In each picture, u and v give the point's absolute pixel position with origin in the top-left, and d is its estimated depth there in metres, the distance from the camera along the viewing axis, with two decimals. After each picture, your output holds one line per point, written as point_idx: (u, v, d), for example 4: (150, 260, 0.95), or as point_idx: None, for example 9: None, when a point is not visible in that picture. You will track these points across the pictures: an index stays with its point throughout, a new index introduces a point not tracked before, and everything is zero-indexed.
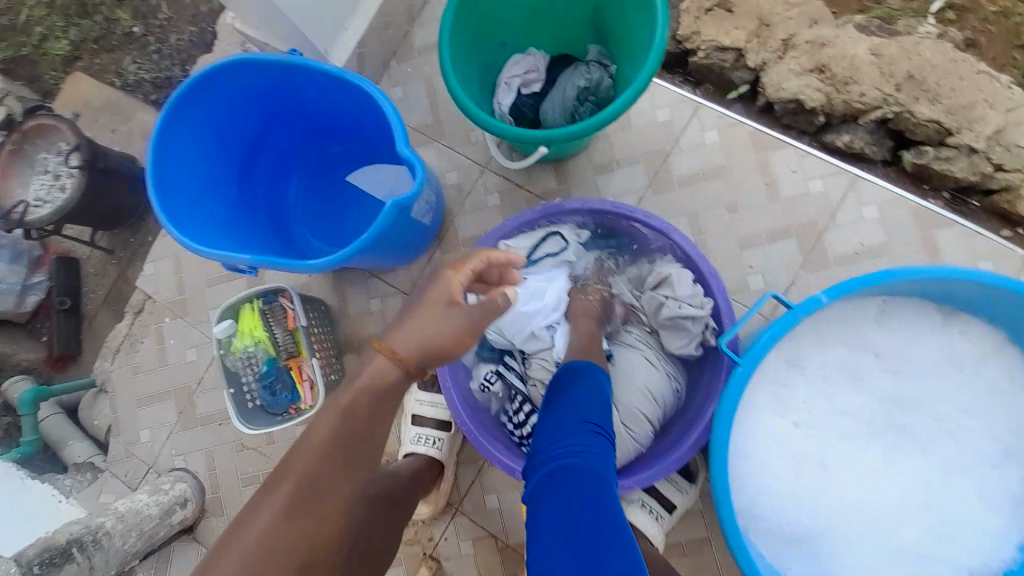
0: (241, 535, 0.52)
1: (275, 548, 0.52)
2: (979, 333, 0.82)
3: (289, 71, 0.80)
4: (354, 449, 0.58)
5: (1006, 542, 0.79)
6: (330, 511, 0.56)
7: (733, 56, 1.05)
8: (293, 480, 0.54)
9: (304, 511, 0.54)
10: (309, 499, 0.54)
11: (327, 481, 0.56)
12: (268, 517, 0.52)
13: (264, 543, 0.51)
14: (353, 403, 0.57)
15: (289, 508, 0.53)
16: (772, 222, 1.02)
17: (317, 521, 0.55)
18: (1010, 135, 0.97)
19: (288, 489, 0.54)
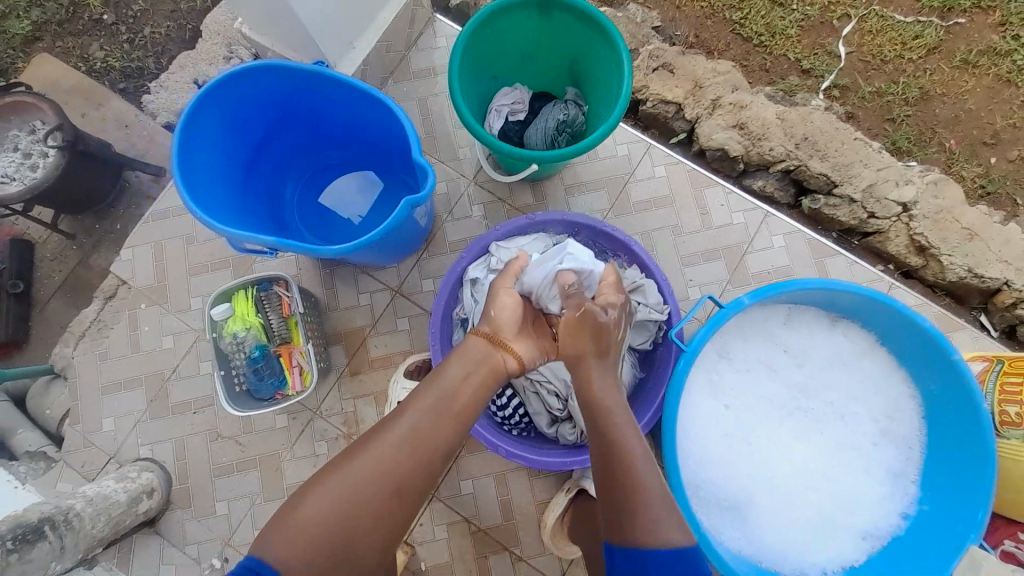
0: (355, 456, 0.65)
1: (377, 474, 0.64)
2: (862, 335, 1.00)
3: (314, 82, 0.91)
4: (452, 420, 0.69)
5: (893, 509, 0.95)
6: (422, 464, 0.66)
7: (674, 108, 1.31)
8: (405, 428, 0.67)
9: (407, 453, 0.65)
10: (411, 445, 0.66)
11: (428, 437, 0.67)
12: (380, 447, 0.65)
13: (370, 466, 0.64)
14: (451, 380, 0.72)
15: (396, 446, 0.65)
16: (706, 244, 1.26)
17: (412, 466, 0.65)
18: (876, 189, 1.28)
19: (402, 431, 0.66)
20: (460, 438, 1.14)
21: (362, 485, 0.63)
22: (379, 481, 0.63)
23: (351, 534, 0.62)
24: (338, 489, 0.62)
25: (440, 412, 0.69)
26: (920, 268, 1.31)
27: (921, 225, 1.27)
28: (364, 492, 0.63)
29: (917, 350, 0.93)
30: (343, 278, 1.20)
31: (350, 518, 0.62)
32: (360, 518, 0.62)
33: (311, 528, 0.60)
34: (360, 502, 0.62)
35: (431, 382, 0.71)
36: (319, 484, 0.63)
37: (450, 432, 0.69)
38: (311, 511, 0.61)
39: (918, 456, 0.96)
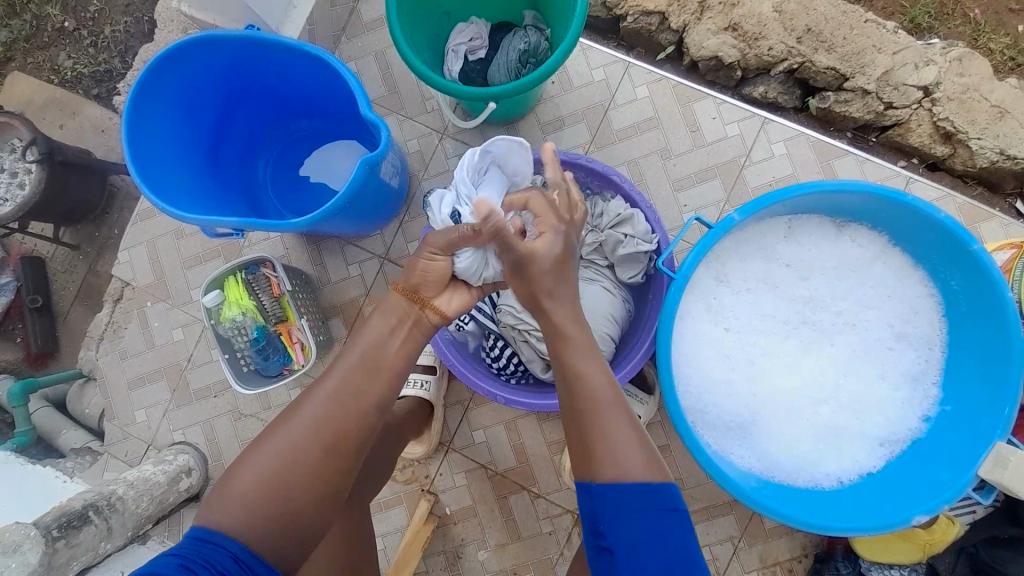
0: (284, 423, 0.70)
1: (308, 436, 0.69)
2: (873, 238, 0.93)
3: (251, 46, 0.86)
4: (375, 380, 0.75)
5: (911, 413, 0.92)
6: (348, 421, 0.71)
7: (657, 19, 1.18)
8: (331, 387, 0.72)
9: (334, 411, 0.71)
10: (337, 404, 0.72)
11: (356, 394, 0.73)
12: (303, 414, 0.70)
13: (299, 430, 0.69)
14: (375, 332, 0.77)
15: (322, 409, 0.71)
16: (699, 163, 1.17)
17: (342, 423, 0.71)
18: (893, 76, 1.15)
19: (325, 395, 0.72)
20: (466, 392, 1.15)
21: (294, 449, 0.68)
22: (308, 441, 0.69)
23: (287, 496, 0.66)
24: (269, 456, 0.67)
25: (364, 372, 0.74)
26: (948, 159, 1.18)
27: (946, 109, 1.14)
28: (297, 455, 0.68)
29: (931, 244, 0.86)
30: (329, 251, 1.19)
31: (286, 480, 0.67)
32: (292, 482, 0.67)
33: (248, 494, 0.65)
34: (294, 465, 0.67)
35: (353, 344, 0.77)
36: (253, 452, 0.69)
37: (375, 384, 0.74)
38: (249, 475, 0.66)
39: (938, 357, 0.92)
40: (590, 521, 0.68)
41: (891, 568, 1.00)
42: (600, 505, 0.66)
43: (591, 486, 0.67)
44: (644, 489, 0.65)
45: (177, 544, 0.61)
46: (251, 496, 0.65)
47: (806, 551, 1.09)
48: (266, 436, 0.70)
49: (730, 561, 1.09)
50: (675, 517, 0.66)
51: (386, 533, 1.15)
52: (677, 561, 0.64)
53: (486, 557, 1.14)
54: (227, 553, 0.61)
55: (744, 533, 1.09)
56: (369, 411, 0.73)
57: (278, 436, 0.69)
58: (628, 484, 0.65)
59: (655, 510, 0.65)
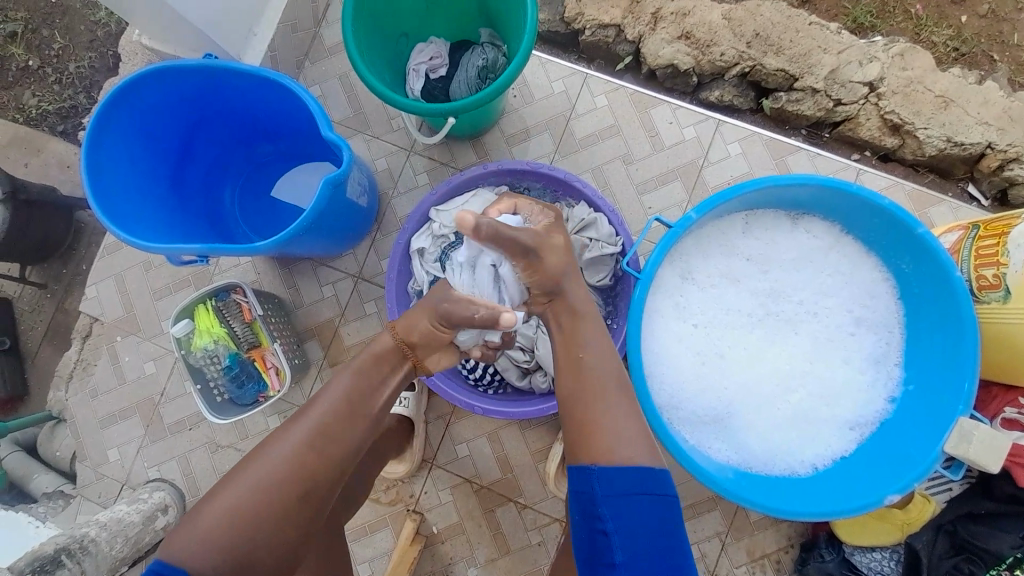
0: (262, 455, 0.68)
1: (284, 469, 0.67)
2: (827, 228, 0.97)
3: (209, 75, 0.87)
4: (357, 414, 0.74)
5: (877, 395, 0.95)
6: (326, 457, 0.70)
7: (614, 31, 1.23)
8: (313, 423, 0.71)
9: (316, 448, 0.70)
10: (316, 438, 0.70)
11: (336, 429, 0.72)
12: (281, 447, 0.69)
13: (276, 463, 0.67)
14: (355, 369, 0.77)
15: (302, 442, 0.70)
16: (661, 166, 1.21)
17: (321, 458, 0.70)
18: (839, 74, 1.20)
19: (305, 431, 0.70)
20: (447, 406, 1.15)
21: (270, 484, 0.66)
22: (285, 475, 0.67)
23: (255, 532, 0.64)
24: (241, 489, 0.65)
25: (347, 404, 0.74)
26: (898, 149, 1.23)
27: (891, 103, 1.20)
28: (272, 490, 0.66)
29: (882, 231, 0.90)
30: (302, 274, 1.19)
31: (258, 516, 0.65)
32: (262, 519, 0.65)
33: (213, 524, 0.63)
34: (269, 499, 0.66)
35: (337, 382, 0.76)
36: (226, 485, 0.66)
37: (356, 427, 0.74)
38: (218, 507, 0.64)
39: (898, 339, 0.95)
40: (584, 505, 0.67)
41: (873, 550, 1.01)
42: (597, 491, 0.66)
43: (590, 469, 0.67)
44: (641, 477, 0.66)
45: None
46: (217, 526, 0.63)
47: (792, 540, 1.10)
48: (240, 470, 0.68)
49: (718, 556, 1.10)
50: (670, 504, 0.67)
51: (374, 556, 1.13)
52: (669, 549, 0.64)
53: (476, 573, 1.12)
54: None
55: (731, 527, 1.10)
56: (344, 445, 0.72)
57: (249, 474, 0.67)
58: (626, 467, 0.67)
59: (653, 495, 0.66)
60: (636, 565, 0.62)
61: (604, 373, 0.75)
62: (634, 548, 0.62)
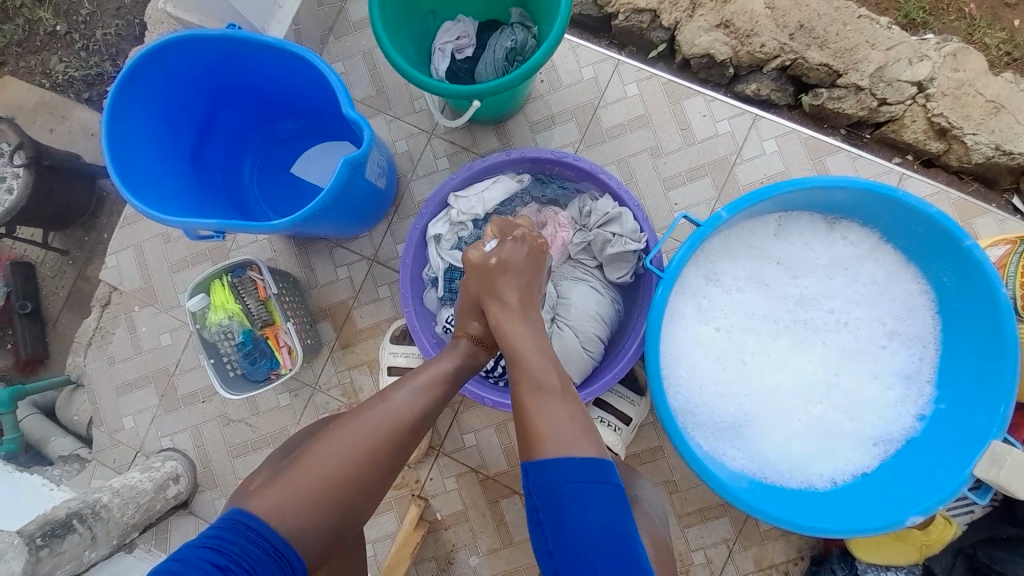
0: (341, 431, 0.69)
1: (367, 449, 0.68)
2: (865, 235, 0.92)
3: (231, 46, 0.85)
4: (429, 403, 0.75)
5: (905, 411, 0.91)
6: (400, 439, 0.71)
7: (648, 17, 1.17)
8: (393, 406, 0.72)
9: (395, 432, 0.71)
10: (399, 421, 0.72)
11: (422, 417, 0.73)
12: (362, 421, 0.70)
13: (359, 441, 0.68)
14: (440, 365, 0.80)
15: (382, 424, 0.71)
16: (690, 161, 1.16)
17: (400, 441, 0.71)
18: (887, 71, 1.13)
19: (384, 413, 0.71)
20: (457, 394, 1.13)
21: (351, 460, 0.67)
22: (367, 454, 0.68)
23: (333, 508, 0.65)
24: (326, 461, 0.67)
25: (422, 393, 0.75)
26: (943, 154, 1.16)
27: (940, 105, 1.13)
28: (353, 468, 0.67)
29: (926, 242, 0.85)
30: (317, 253, 1.18)
31: (336, 492, 0.66)
32: (343, 496, 0.66)
33: (296, 493, 0.64)
34: (347, 477, 0.67)
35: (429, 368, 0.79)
36: (308, 457, 0.67)
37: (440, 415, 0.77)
38: (300, 476, 0.65)
39: (933, 356, 0.90)
40: (529, 503, 0.66)
41: (888, 570, 0.97)
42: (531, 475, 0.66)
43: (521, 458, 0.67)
44: (576, 467, 0.64)
45: (212, 530, 0.60)
46: (298, 496, 0.64)
47: (802, 553, 1.08)
48: (320, 443, 0.68)
49: (724, 562, 1.08)
50: (613, 493, 0.64)
51: (377, 538, 1.14)
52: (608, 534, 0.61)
53: (478, 562, 1.12)
54: (260, 543, 0.60)
55: (739, 535, 1.08)
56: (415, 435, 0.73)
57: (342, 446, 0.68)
58: (563, 457, 0.64)
59: (592, 484, 0.63)
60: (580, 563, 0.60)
61: (549, 378, 0.72)
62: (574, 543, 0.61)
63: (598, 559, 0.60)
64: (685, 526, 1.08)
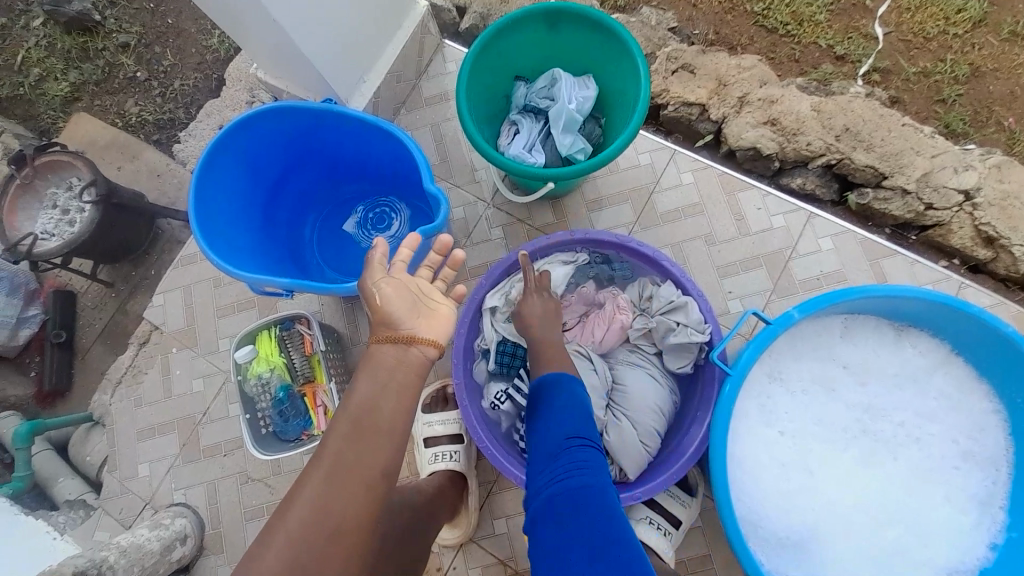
0: (279, 524, 0.58)
1: (321, 526, 0.58)
2: (934, 345, 0.89)
3: (323, 117, 0.90)
4: (377, 437, 0.62)
5: (982, 542, 0.83)
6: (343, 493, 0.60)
7: (698, 110, 1.22)
8: (324, 466, 0.60)
9: (337, 490, 0.59)
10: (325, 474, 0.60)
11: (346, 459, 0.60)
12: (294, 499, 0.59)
13: (297, 532, 0.57)
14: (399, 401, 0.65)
15: (318, 496, 0.59)
16: (744, 252, 1.16)
17: (350, 499, 0.60)
18: (934, 178, 1.15)
19: (318, 477, 0.60)
20: (493, 472, 1.07)
21: (301, 549, 0.57)
22: (320, 532, 0.58)
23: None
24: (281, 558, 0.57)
25: (361, 436, 0.61)
26: (989, 262, 1.16)
27: (986, 215, 1.13)
28: (308, 556, 0.57)
29: (999, 362, 0.82)
30: (364, 312, 1.18)
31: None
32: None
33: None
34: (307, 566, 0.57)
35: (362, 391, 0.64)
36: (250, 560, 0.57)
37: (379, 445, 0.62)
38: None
39: (1006, 481, 0.84)
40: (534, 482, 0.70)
41: None
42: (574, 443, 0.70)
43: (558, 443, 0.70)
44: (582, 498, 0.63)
45: None
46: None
47: None
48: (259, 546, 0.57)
49: None
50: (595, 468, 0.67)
51: None
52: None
53: None
54: None
55: None
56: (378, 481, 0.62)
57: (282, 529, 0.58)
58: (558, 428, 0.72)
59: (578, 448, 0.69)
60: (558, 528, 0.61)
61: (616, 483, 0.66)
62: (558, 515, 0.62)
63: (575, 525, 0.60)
64: None
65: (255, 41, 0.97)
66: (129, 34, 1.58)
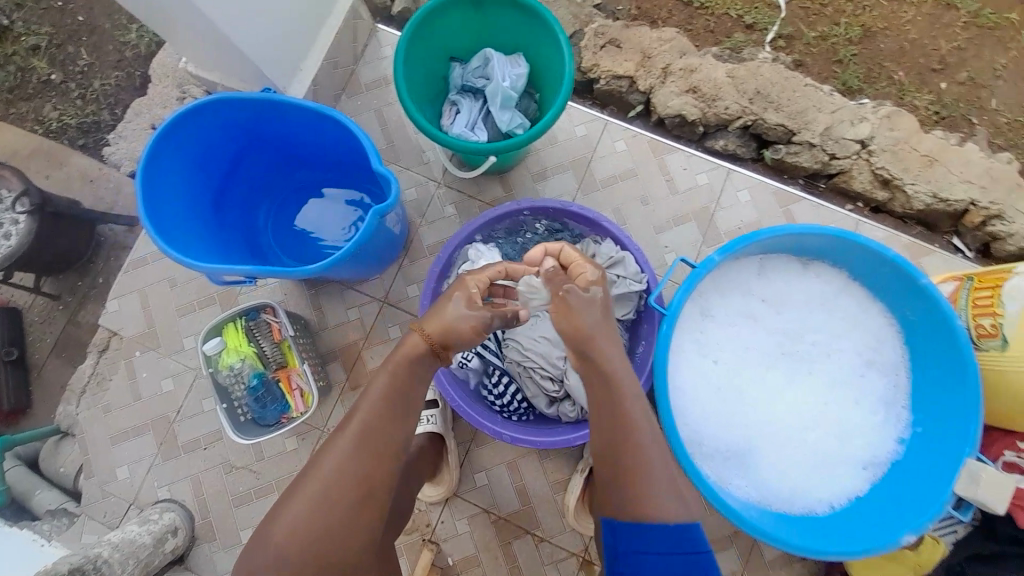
0: (306, 485, 0.66)
1: (342, 486, 0.66)
2: (837, 275, 1.04)
3: (264, 106, 0.93)
4: (395, 420, 0.70)
5: (888, 435, 1.00)
6: (359, 460, 0.67)
7: (627, 82, 1.33)
8: (352, 435, 0.68)
9: (360, 462, 0.67)
10: (349, 440, 0.68)
11: (369, 431, 0.69)
12: (323, 459, 0.68)
13: (320, 490, 0.66)
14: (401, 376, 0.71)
15: (344, 459, 0.67)
16: (675, 208, 1.29)
17: (372, 470, 0.68)
18: (833, 131, 1.31)
19: (347, 444, 0.68)
20: (468, 431, 1.16)
21: (324, 509, 0.65)
22: (342, 496, 0.66)
23: (327, 557, 0.64)
24: (309, 508, 0.65)
25: (383, 416, 0.70)
26: (890, 202, 1.34)
27: (881, 159, 1.31)
28: (330, 517, 0.65)
29: (886, 281, 0.97)
30: (329, 296, 1.22)
31: (321, 544, 0.64)
32: (329, 545, 0.65)
33: (277, 560, 0.63)
34: (329, 525, 0.65)
35: (382, 374, 0.72)
36: (279, 517, 0.65)
37: (401, 426, 0.71)
38: (277, 542, 0.64)
39: (905, 383, 1.00)
40: (611, 549, 0.73)
41: None
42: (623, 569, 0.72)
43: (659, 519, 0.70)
44: (666, 530, 0.69)
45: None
46: (281, 562, 0.63)
47: None
48: (288, 503, 0.66)
49: None
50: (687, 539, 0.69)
51: None
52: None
53: None
54: None
55: (748, 568, 1.11)
56: (392, 458, 0.70)
57: (310, 483, 0.66)
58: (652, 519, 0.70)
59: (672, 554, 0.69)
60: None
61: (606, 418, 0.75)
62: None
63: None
64: None
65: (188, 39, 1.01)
66: (39, 35, 1.51)
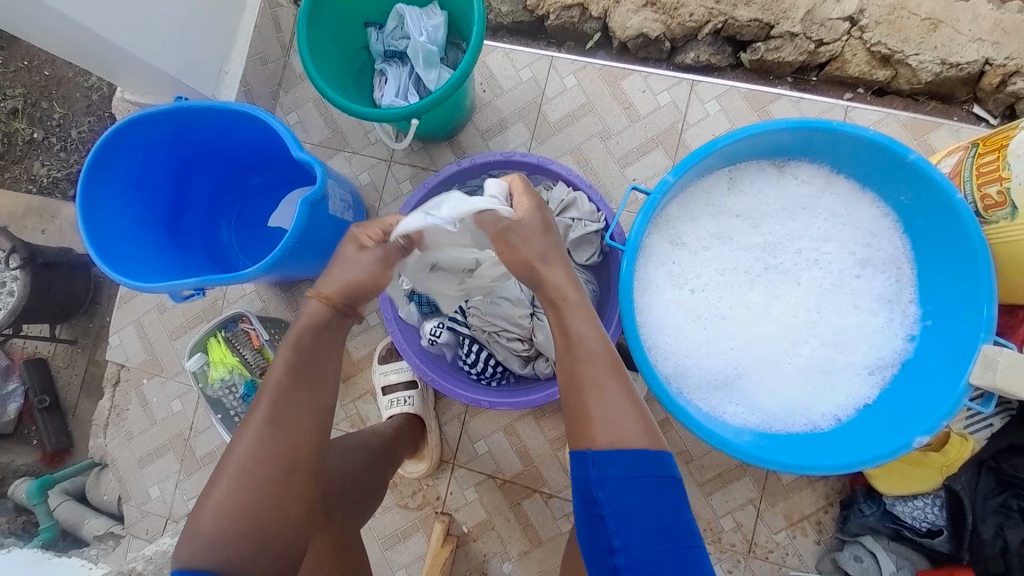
0: (228, 467, 0.65)
1: (267, 459, 0.65)
2: (817, 172, 0.94)
3: (183, 117, 0.91)
4: (312, 385, 0.70)
5: (897, 335, 0.92)
6: (275, 431, 0.66)
7: (578, 11, 1.19)
8: (265, 409, 0.67)
9: (281, 435, 0.67)
10: (263, 414, 0.67)
11: (281, 405, 0.67)
12: (245, 439, 0.66)
13: (246, 464, 0.65)
14: (298, 341, 0.71)
15: (265, 430, 0.66)
16: (639, 137, 1.19)
17: (295, 441, 0.67)
18: (817, 13, 1.14)
19: (261, 418, 0.67)
20: (460, 405, 1.16)
21: (254, 492, 0.64)
22: (269, 472, 0.65)
23: (271, 529, 0.64)
24: (234, 483, 0.64)
25: (294, 390, 0.69)
26: (893, 81, 1.17)
27: (876, 34, 1.13)
28: (259, 497, 0.64)
29: (875, 163, 0.87)
30: (304, 295, 1.22)
31: (258, 517, 0.63)
32: (266, 514, 0.64)
33: (220, 542, 0.61)
34: (255, 507, 0.63)
35: (287, 346, 0.71)
36: (210, 497, 0.64)
37: (322, 397, 0.71)
38: (210, 524, 0.62)
39: (908, 274, 0.92)
40: (581, 490, 0.63)
41: (915, 499, 0.98)
42: (602, 518, 0.60)
43: (645, 469, 0.61)
44: (633, 453, 0.61)
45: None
46: (214, 541, 0.61)
47: (831, 499, 1.09)
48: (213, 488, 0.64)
49: (755, 524, 1.09)
50: (674, 485, 0.62)
51: (410, 562, 1.14)
52: (678, 529, 0.60)
53: (513, 567, 1.12)
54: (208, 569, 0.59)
55: (764, 493, 1.10)
56: (318, 429, 0.70)
57: (231, 462, 0.65)
58: (621, 450, 0.61)
59: (651, 483, 0.61)
60: (631, 528, 0.59)
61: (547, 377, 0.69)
62: (630, 526, 0.59)
63: (647, 524, 0.59)
64: (706, 494, 1.11)
65: (116, 74, 0.99)
66: (12, 97, 1.51)
